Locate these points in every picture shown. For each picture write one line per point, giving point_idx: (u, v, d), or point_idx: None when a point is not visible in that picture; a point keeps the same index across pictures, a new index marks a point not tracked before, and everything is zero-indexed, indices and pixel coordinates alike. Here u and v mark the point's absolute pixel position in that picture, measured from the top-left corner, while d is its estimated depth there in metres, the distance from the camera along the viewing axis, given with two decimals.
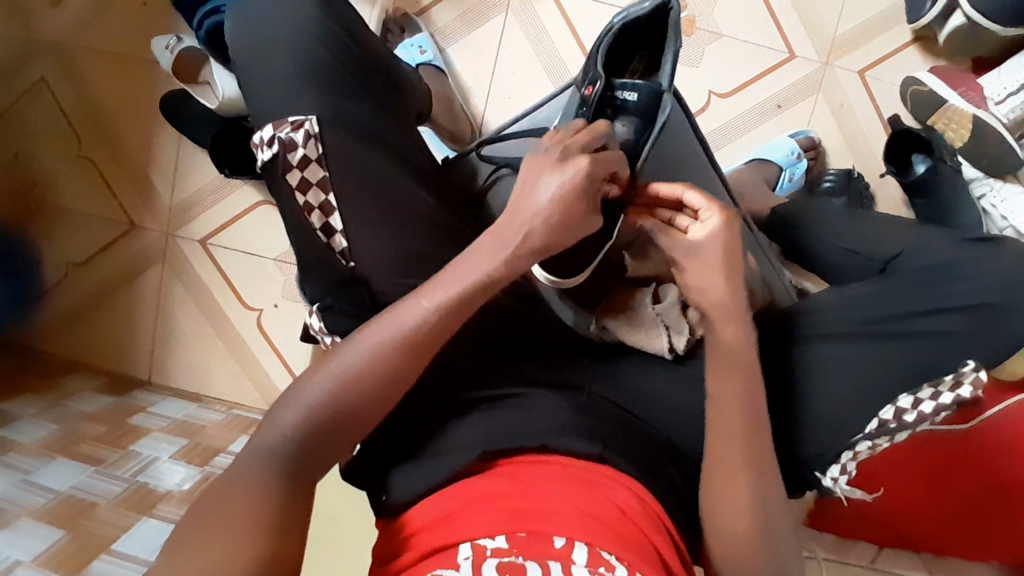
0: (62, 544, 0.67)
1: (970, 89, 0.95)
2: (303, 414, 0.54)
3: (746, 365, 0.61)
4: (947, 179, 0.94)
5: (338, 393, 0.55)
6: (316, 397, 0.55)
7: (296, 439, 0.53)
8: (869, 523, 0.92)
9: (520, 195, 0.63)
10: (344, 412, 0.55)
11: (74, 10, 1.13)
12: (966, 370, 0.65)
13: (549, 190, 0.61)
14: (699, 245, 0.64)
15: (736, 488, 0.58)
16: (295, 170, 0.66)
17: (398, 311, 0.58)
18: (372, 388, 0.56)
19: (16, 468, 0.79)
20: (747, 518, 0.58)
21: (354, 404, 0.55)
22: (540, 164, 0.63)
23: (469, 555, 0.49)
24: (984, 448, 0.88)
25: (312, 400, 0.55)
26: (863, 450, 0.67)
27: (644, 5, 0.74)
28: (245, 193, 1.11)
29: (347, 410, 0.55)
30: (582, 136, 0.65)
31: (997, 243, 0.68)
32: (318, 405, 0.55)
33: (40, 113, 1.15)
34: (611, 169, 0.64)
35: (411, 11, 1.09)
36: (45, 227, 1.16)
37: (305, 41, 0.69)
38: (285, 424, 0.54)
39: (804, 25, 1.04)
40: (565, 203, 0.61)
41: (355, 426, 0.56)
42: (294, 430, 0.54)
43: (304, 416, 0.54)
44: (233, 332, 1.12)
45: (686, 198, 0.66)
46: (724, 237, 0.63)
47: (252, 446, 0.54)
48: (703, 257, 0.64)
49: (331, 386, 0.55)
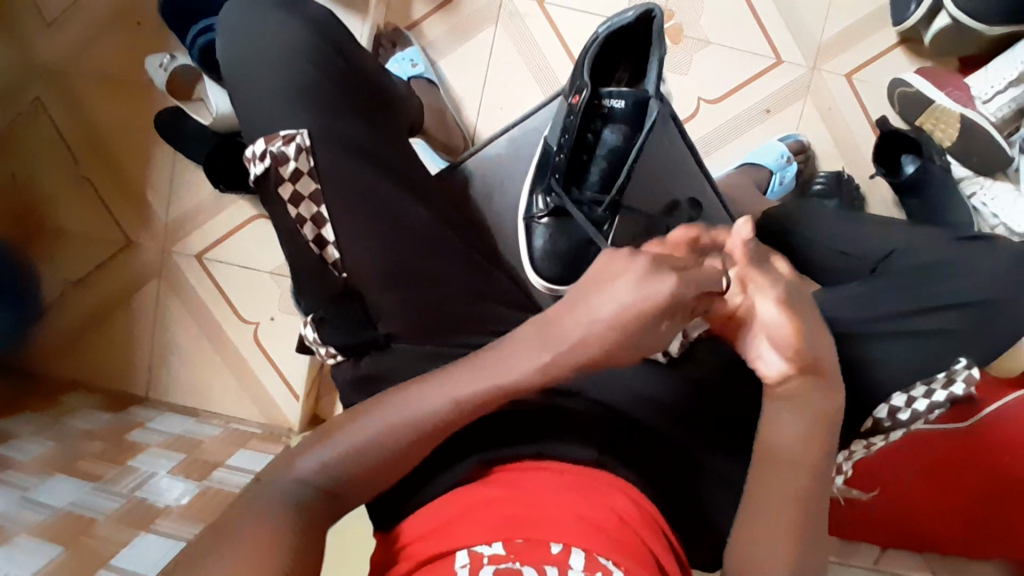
0: (61, 562, 0.67)
1: (955, 88, 0.96)
2: (340, 448, 0.54)
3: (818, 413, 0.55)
4: (938, 177, 0.93)
5: (383, 442, 0.54)
6: (367, 438, 0.54)
7: (319, 478, 0.53)
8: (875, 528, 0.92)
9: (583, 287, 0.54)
10: (388, 462, 0.54)
11: (69, 31, 1.14)
12: (958, 369, 0.68)
13: (604, 307, 0.52)
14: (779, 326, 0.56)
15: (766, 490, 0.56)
16: (287, 183, 0.66)
17: (441, 381, 0.56)
18: (421, 441, 0.54)
19: (14, 487, 0.78)
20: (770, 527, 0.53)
21: (396, 447, 0.54)
22: (629, 270, 0.52)
23: (466, 563, 0.48)
24: (987, 445, 0.86)
25: (360, 437, 0.54)
26: (858, 450, 0.70)
27: (628, 13, 0.74)
28: (240, 208, 1.12)
29: (389, 460, 0.54)
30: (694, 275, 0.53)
31: (989, 241, 0.71)
32: (359, 447, 0.54)
33: (37, 133, 1.16)
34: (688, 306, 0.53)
35: (402, 25, 1.10)
36: (41, 246, 1.16)
37: (293, 56, 0.70)
38: (310, 463, 0.53)
39: (792, 30, 1.05)
40: (619, 322, 0.52)
41: (393, 468, 0.55)
42: (325, 459, 0.54)
43: (335, 457, 0.54)
44: (232, 348, 1.13)
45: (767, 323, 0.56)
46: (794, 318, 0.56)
47: (277, 476, 0.53)
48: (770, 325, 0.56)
49: (378, 433, 0.54)
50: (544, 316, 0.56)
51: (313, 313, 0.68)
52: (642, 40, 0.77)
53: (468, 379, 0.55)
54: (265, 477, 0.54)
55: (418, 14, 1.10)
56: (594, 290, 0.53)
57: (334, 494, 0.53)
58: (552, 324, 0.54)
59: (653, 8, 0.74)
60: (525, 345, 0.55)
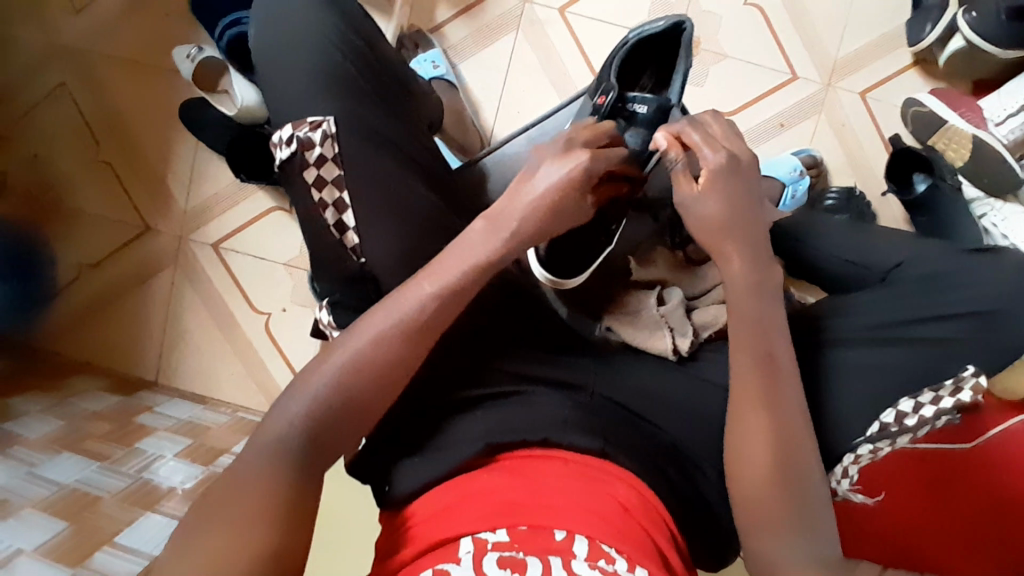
0: (64, 536, 0.67)
1: (970, 111, 0.97)
2: (330, 378, 0.58)
3: (764, 348, 0.61)
4: (948, 197, 0.95)
5: (344, 377, 0.58)
6: (324, 377, 0.58)
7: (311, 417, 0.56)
8: (890, 546, 0.93)
9: (526, 180, 0.67)
10: (378, 370, 0.59)
11: (98, 22, 1.17)
12: (965, 376, 0.66)
13: (548, 177, 0.65)
14: (705, 202, 0.64)
15: (772, 489, 0.56)
16: (312, 168, 0.68)
17: (401, 294, 0.61)
18: (400, 350, 0.59)
19: (22, 462, 0.79)
20: (774, 507, 0.56)
21: (383, 360, 0.59)
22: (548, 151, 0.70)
23: (470, 550, 0.50)
24: (988, 466, 0.91)
25: (326, 374, 0.58)
26: (864, 454, 0.67)
27: (658, 23, 0.78)
28: (258, 200, 1.14)
29: (377, 369, 0.59)
30: (588, 133, 0.69)
31: (997, 254, 0.70)
32: (346, 370, 0.58)
33: (62, 117, 1.18)
34: (611, 166, 0.68)
35: (425, 28, 1.12)
36: (59, 228, 1.17)
37: (321, 45, 0.71)
38: (298, 407, 0.57)
39: (807, 48, 1.07)
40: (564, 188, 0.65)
41: (382, 383, 0.59)
42: (315, 396, 0.57)
43: (324, 391, 0.57)
44: (242, 338, 1.13)
45: (684, 135, 0.66)
46: (726, 191, 0.65)
47: (266, 431, 0.56)
48: (709, 216, 0.64)
49: (365, 344, 0.59)
50: (497, 212, 0.66)
51: (328, 298, 0.71)
52: (670, 51, 0.79)
53: (407, 298, 0.61)
54: (260, 426, 0.57)
55: (441, 18, 1.12)
56: (526, 187, 0.66)
57: (328, 430, 0.57)
58: (502, 220, 0.65)
59: (683, 22, 0.77)
60: (475, 243, 0.64)
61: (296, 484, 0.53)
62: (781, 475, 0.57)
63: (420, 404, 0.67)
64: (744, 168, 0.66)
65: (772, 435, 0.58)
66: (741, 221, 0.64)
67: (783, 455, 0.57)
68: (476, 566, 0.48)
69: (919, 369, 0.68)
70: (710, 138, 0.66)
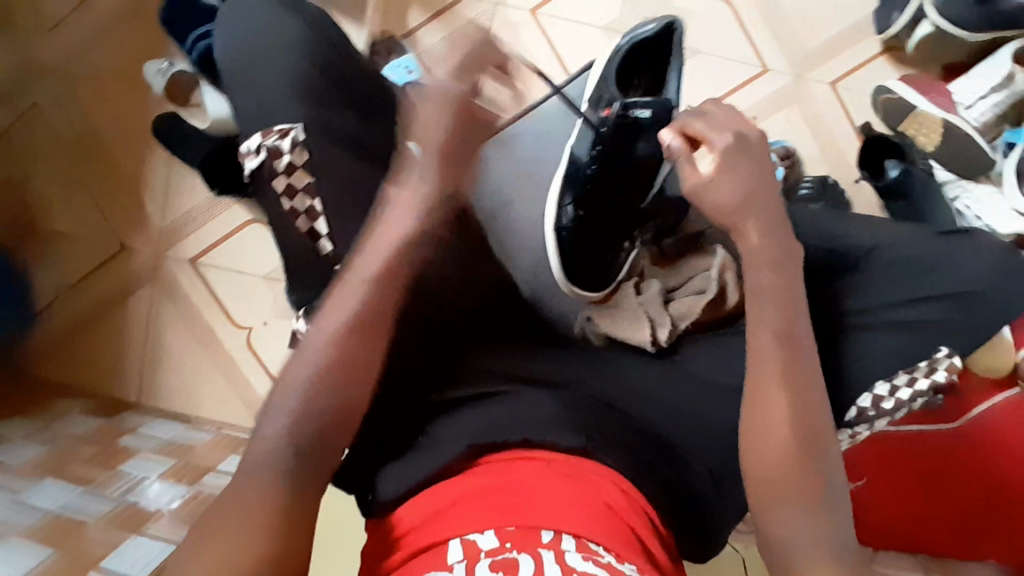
0: (50, 561, 0.66)
1: (939, 94, 0.99)
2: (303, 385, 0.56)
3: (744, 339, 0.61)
4: (920, 180, 0.97)
5: (320, 379, 0.56)
6: (302, 376, 0.56)
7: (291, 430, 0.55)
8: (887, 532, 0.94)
9: None
10: (356, 361, 0.57)
11: (68, 43, 1.16)
12: (941, 357, 0.68)
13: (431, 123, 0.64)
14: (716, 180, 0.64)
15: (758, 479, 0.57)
16: (282, 176, 0.67)
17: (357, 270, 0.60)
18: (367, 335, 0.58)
19: (5, 489, 0.78)
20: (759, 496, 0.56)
21: (349, 348, 0.57)
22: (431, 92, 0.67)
23: (462, 557, 0.49)
24: (978, 448, 0.91)
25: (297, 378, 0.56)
26: (846, 439, 0.69)
27: (649, 26, 0.82)
28: (234, 214, 1.13)
29: (349, 358, 0.57)
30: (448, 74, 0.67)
31: (968, 237, 0.72)
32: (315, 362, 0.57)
33: (34, 139, 1.17)
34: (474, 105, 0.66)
35: (398, 33, 1.12)
36: (34, 251, 1.16)
37: (290, 56, 0.71)
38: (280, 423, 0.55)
39: (778, 40, 1.08)
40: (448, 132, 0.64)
41: (354, 378, 0.57)
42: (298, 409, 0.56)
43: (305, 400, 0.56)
44: (225, 353, 1.13)
45: (689, 127, 0.66)
46: (738, 173, 0.65)
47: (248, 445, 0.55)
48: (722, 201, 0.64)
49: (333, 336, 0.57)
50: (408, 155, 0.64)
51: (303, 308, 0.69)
52: (660, 53, 0.84)
53: (383, 292, 0.59)
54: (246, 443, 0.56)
55: (413, 24, 1.12)
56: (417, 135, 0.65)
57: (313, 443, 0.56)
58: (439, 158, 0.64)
59: (674, 22, 0.82)
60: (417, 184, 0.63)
61: (280, 499, 0.53)
62: (768, 466, 0.57)
63: (404, 411, 0.67)
64: (754, 146, 0.66)
65: (755, 424, 0.58)
66: (750, 206, 0.64)
67: (767, 444, 0.57)
68: (469, 572, 0.48)
69: (902, 353, 0.68)
70: (715, 124, 0.66)
